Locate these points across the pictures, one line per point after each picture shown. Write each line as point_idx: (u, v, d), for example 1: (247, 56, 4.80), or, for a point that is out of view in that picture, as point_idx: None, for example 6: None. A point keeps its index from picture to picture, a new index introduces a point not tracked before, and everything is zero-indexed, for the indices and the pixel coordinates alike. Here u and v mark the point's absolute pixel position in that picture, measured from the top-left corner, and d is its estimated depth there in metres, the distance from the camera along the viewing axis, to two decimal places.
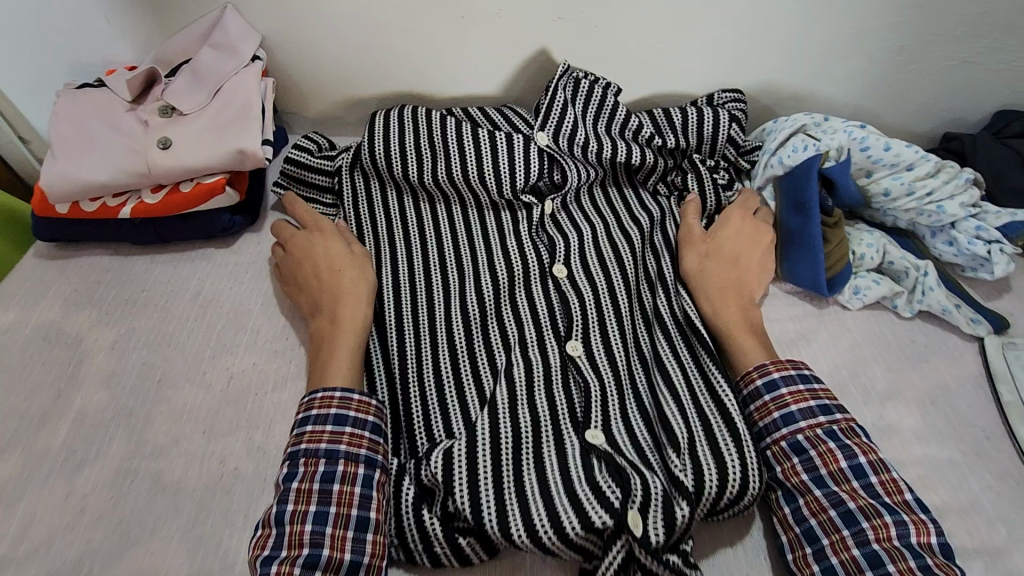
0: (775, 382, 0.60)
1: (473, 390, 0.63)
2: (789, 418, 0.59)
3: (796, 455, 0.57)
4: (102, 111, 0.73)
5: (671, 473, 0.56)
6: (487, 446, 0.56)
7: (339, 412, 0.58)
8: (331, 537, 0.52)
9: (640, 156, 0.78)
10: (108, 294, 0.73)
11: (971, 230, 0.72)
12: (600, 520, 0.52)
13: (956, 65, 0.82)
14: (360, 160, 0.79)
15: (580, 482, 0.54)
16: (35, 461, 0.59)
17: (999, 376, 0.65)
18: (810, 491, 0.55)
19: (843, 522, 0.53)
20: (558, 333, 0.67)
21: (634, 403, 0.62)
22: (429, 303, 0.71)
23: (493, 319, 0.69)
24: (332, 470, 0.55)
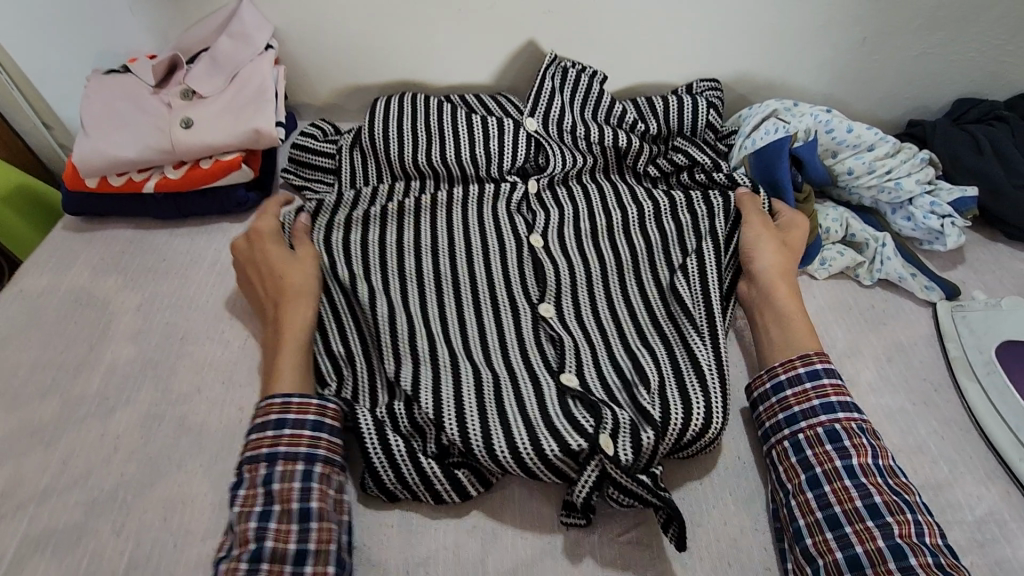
0: (818, 371, 0.63)
1: (456, 339, 0.69)
2: (828, 407, 0.61)
3: (831, 442, 0.59)
4: (128, 94, 0.80)
5: (639, 406, 0.62)
6: (473, 391, 0.63)
7: (279, 417, 0.59)
8: (276, 530, 0.55)
9: (624, 139, 0.85)
10: (132, 263, 0.79)
11: (926, 206, 0.79)
12: (577, 445, 0.59)
13: (917, 55, 0.88)
14: (360, 142, 0.86)
15: (558, 417, 0.61)
16: (72, 406, 0.66)
17: (948, 334, 0.71)
18: (839, 479, 0.57)
19: (868, 514, 0.55)
20: (534, 296, 0.72)
21: (606, 352, 0.68)
22: (412, 272, 0.74)
23: (477, 285, 0.73)
24: (274, 471, 0.57)
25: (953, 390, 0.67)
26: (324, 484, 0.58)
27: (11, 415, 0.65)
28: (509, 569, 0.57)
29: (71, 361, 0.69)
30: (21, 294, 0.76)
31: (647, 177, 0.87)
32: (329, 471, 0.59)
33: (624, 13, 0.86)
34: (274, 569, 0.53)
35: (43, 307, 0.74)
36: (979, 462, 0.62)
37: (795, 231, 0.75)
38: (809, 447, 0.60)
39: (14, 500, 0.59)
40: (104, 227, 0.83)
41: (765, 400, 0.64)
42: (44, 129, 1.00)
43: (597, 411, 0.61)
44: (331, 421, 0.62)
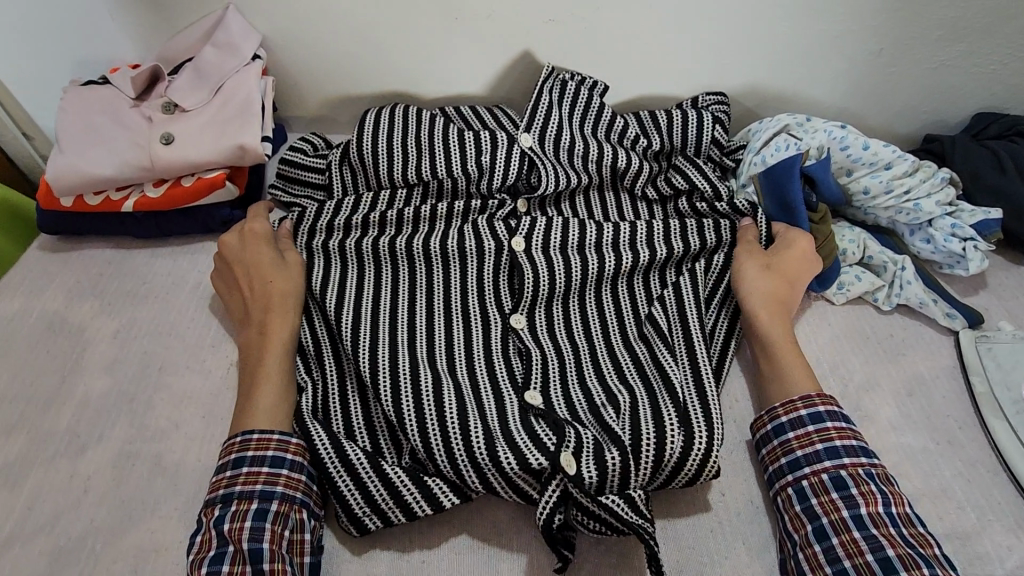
0: (821, 414, 0.59)
1: (424, 351, 0.66)
2: (833, 452, 0.57)
3: (837, 489, 0.55)
4: (106, 108, 0.76)
5: (607, 424, 0.59)
6: (434, 402, 0.60)
7: (238, 456, 0.57)
8: (227, 574, 0.52)
9: (623, 158, 0.81)
10: (110, 285, 0.75)
11: (947, 227, 0.75)
12: (536, 461, 0.56)
13: (935, 67, 0.84)
14: (348, 157, 0.82)
15: (518, 431, 0.58)
16: (41, 442, 0.62)
17: (971, 367, 0.67)
18: (848, 530, 0.53)
19: (880, 569, 0.51)
20: (506, 307, 0.71)
21: (577, 369, 0.65)
22: (384, 288, 0.71)
23: (451, 297, 0.71)
24: (227, 512, 0.54)
25: (979, 428, 0.63)
26: (277, 525, 0.54)
27: None
28: None
29: (42, 393, 0.65)
30: None
31: (647, 199, 0.83)
32: (285, 510, 0.55)
33: (628, 23, 0.82)
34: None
35: (15, 333, 0.70)
36: (1010, 509, 0.58)
37: (791, 252, 0.71)
38: (814, 495, 0.56)
39: None
40: (82, 247, 0.79)
41: (768, 444, 0.61)
42: (24, 139, 0.95)
43: (563, 428, 0.58)
44: (293, 456, 0.58)
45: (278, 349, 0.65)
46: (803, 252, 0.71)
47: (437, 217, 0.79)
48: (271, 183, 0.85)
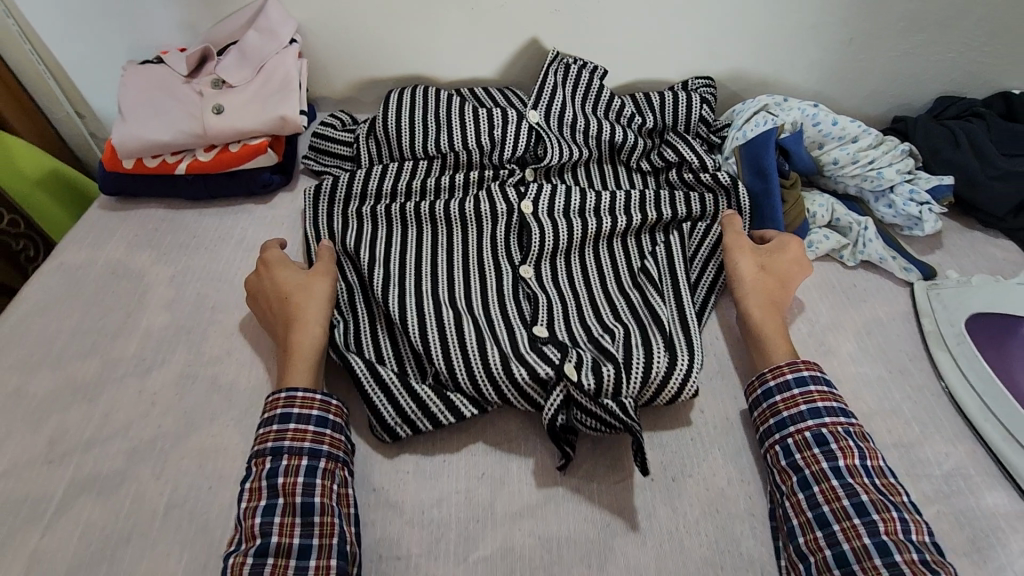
0: (805, 378, 0.65)
1: (445, 292, 0.76)
2: (815, 412, 0.63)
3: (818, 445, 0.61)
4: (162, 84, 0.85)
5: (603, 347, 0.69)
6: (455, 330, 0.70)
7: (285, 412, 0.63)
8: (280, 524, 0.57)
9: (620, 134, 0.91)
10: (165, 239, 0.85)
11: (906, 193, 0.84)
12: (545, 373, 0.65)
13: (900, 55, 0.94)
14: (374, 131, 0.92)
15: (529, 351, 0.68)
16: (112, 365, 0.71)
17: (922, 312, 0.76)
18: (827, 479, 0.59)
19: (855, 512, 0.57)
20: (516, 258, 0.81)
21: (578, 309, 0.75)
22: (408, 244, 0.82)
23: (469, 251, 0.81)
24: (279, 465, 0.60)
25: (927, 360, 0.73)
26: (326, 480, 0.60)
27: (57, 372, 0.70)
28: (516, 512, 0.61)
29: (110, 326, 0.75)
30: (62, 266, 0.81)
31: (641, 171, 0.93)
32: (331, 467, 0.61)
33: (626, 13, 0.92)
34: (279, 564, 0.56)
35: (83, 278, 0.80)
36: (948, 423, 0.67)
37: (785, 252, 0.77)
38: (798, 450, 0.62)
39: (61, 447, 0.64)
40: (139, 206, 0.89)
41: (758, 406, 0.67)
42: (77, 117, 1.09)
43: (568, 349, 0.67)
44: (335, 417, 0.65)
45: (309, 352, 0.68)
46: (796, 253, 0.78)
47: (457, 185, 0.89)
48: (304, 154, 0.95)
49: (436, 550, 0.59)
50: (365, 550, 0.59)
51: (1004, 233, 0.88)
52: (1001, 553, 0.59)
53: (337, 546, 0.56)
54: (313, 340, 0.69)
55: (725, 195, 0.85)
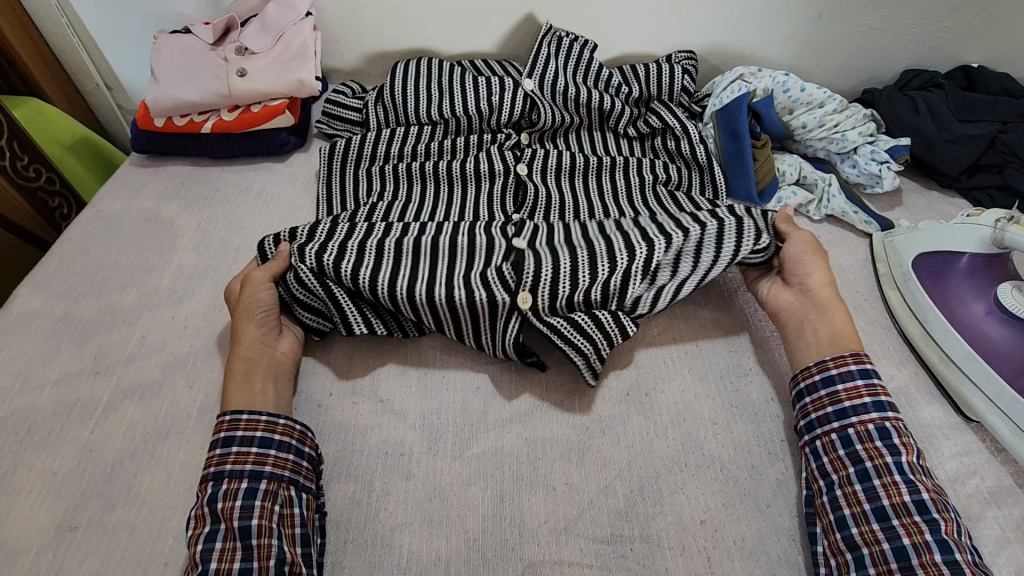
0: (869, 370, 0.65)
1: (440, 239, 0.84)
2: (880, 405, 0.63)
3: (881, 439, 0.61)
4: (189, 50, 0.93)
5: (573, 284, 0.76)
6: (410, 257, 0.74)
7: (228, 434, 0.62)
8: (220, 550, 0.56)
9: (608, 101, 0.98)
10: (191, 191, 0.94)
11: (868, 153, 0.93)
12: (503, 304, 0.72)
13: (866, 30, 1.02)
14: (382, 98, 1.00)
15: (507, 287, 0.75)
16: (148, 295, 0.80)
17: (878, 258, 0.84)
18: (890, 474, 0.60)
19: (916, 509, 0.58)
20: (510, 210, 0.89)
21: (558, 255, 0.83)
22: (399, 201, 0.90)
23: (465, 207, 0.89)
24: (220, 489, 0.59)
25: (880, 299, 0.81)
26: (268, 501, 0.60)
27: (98, 300, 0.79)
28: (505, 419, 0.69)
29: (145, 262, 0.84)
30: (100, 214, 0.90)
31: (629, 138, 1.01)
32: (274, 487, 0.61)
33: None
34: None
35: (120, 223, 0.89)
36: (895, 351, 0.76)
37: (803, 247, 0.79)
38: (859, 442, 0.62)
39: (105, 361, 0.73)
40: (168, 163, 0.98)
41: (814, 393, 0.66)
42: (104, 88, 1.15)
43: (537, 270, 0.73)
44: (281, 437, 0.64)
45: (240, 367, 0.67)
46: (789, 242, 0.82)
47: (456, 147, 0.97)
48: (317, 119, 1.03)
49: (436, 446, 0.67)
50: (371, 448, 0.67)
51: (960, 193, 0.95)
52: (935, 456, 0.67)
53: (275, 570, 0.56)
54: (243, 355, 0.68)
55: (700, 172, 0.93)
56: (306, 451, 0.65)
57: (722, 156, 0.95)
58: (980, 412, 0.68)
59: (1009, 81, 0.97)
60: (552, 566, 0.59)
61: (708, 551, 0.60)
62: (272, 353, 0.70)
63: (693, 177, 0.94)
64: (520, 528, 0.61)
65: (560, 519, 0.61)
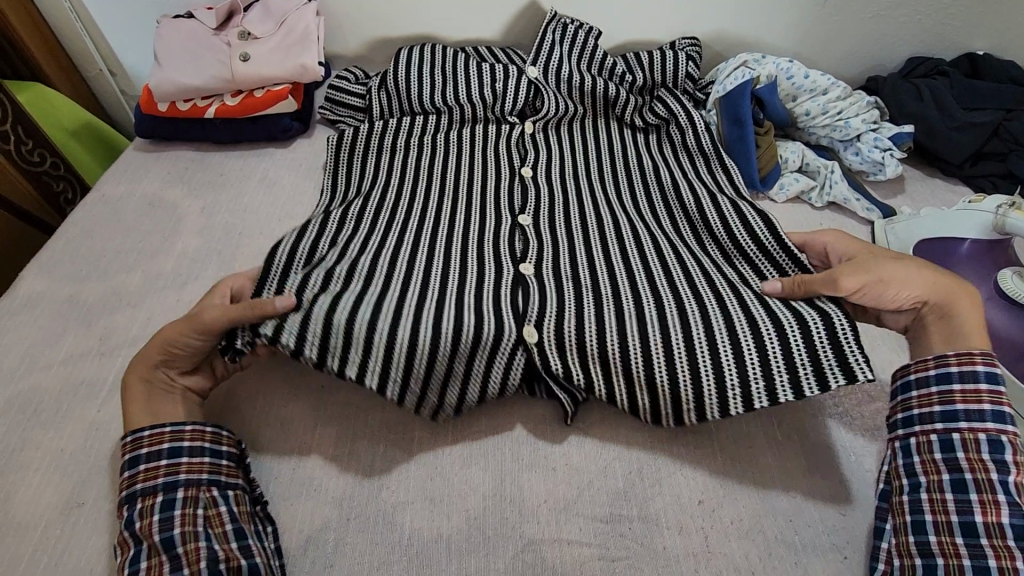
0: (998, 376, 0.56)
1: (439, 238, 0.79)
2: (999, 416, 0.55)
3: (991, 452, 0.54)
4: (194, 35, 0.93)
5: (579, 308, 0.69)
6: (388, 302, 0.67)
7: (131, 455, 0.59)
8: (147, 568, 0.54)
9: (612, 88, 0.99)
10: (195, 176, 0.94)
11: (871, 141, 0.92)
12: (509, 336, 0.66)
13: (871, 17, 1.02)
14: (385, 83, 1.00)
15: (507, 306, 0.69)
16: (152, 278, 0.80)
17: (878, 244, 0.84)
18: (992, 491, 0.53)
19: (1013, 533, 0.52)
20: (516, 208, 0.86)
21: (566, 259, 0.78)
22: (387, 213, 0.84)
23: (470, 208, 0.86)
24: (135, 510, 0.56)
25: None
26: (189, 508, 0.56)
27: (103, 282, 0.80)
28: (506, 403, 0.70)
29: (149, 246, 0.84)
30: (104, 197, 0.91)
31: (633, 125, 1.00)
32: (193, 493, 0.57)
33: None
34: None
35: (124, 208, 0.89)
36: (894, 335, 0.76)
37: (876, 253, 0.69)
38: (962, 449, 0.55)
39: (111, 343, 0.74)
40: (173, 148, 0.99)
41: (923, 387, 0.59)
42: (109, 75, 1.16)
43: (544, 302, 0.70)
44: (191, 442, 0.60)
45: (138, 388, 0.63)
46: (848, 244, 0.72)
47: (460, 139, 0.97)
48: (320, 105, 1.04)
49: (438, 429, 0.67)
50: (374, 429, 0.68)
51: (963, 181, 0.95)
52: None
53: (208, 570, 0.54)
54: (140, 375, 0.64)
55: (706, 161, 0.92)
56: (224, 449, 0.62)
57: (725, 143, 0.95)
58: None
59: (1014, 69, 0.97)
60: (551, 545, 0.59)
61: (706, 531, 0.60)
62: (174, 375, 0.65)
63: (700, 165, 0.92)
64: (521, 508, 0.61)
65: (559, 500, 0.62)
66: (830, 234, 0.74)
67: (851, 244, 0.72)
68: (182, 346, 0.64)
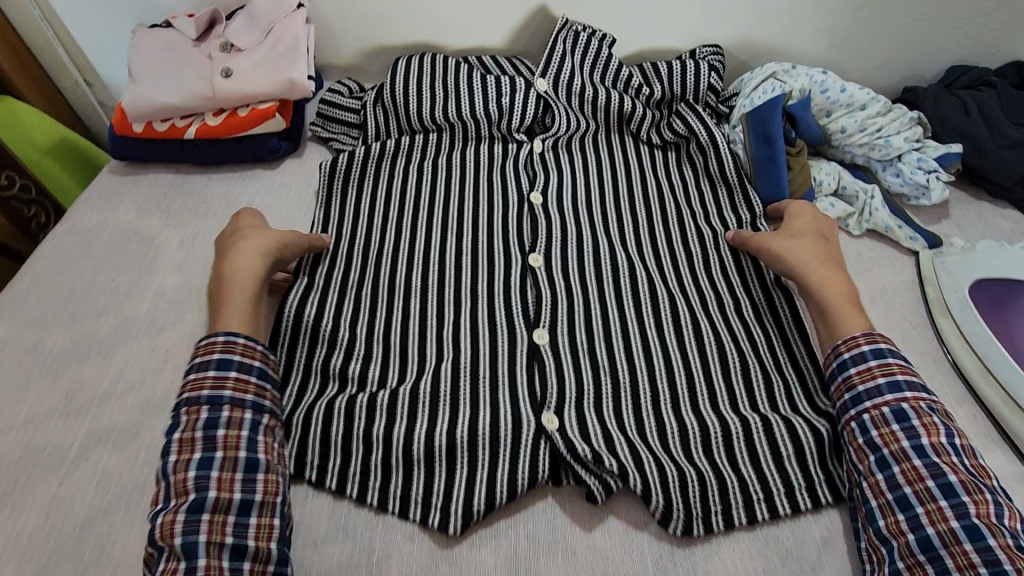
0: (883, 351, 0.61)
1: (449, 295, 0.74)
2: (894, 386, 0.59)
3: (898, 422, 0.57)
4: (171, 48, 0.85)
5: (600, 399, 0.65)
6: (401, 400, 0.64)
7: (224, 357, 0.60)
8: (218, 479, 0.55)
9: (628, 104, 0.91)
10: (173, 204, 0.86)
11: (914, 161, 0.85)
12: (527, 424, 0.62)
13: (910, 23, 0.94)
14: (381, 98, 0.92)
15: (521, 385, 0.65)
16: (125, 323, 0.73)
17: (927, 279, 0.77)
18: (909, 459, 0.55)
19: (942, 494, 0.53)
20: (526, 246, 0.79)
21: (582, 314, 0.72)
22: (390, 267, 0.77)
23: (477, 246, 0.80)
24: (219, 417, 0.57)
25: (931, 326, 0.74)
26: (270, 437, 0.59)
27: (70, 327, 0.72)
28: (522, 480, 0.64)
29: (123, 285, 0.77)
30: (74, 229, 0.83)
31: (652, 144, 0.93)
32: (273, 424, 0.60)
33: None
34: (216, 521, 0.53)
35: (96, 240, 0.81)
36: (947, 387, 0.69)
37: (802, 218, 0.76)
38: (874, 427, 0.58)
39: (77, 402, 0.66)
40: (150, 171, 0.90)
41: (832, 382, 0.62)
42: (85, 86, 1.08)
43: (562, 381, 0.66)
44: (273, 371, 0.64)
45: (251, 272, 0.68)
46: (814, 213, 0.77)
47: (465, 161, 0.90)
48: (311, 121, 0.95)
49: None
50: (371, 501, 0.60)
51: (1011, 204, 0.87)
52: None
53: (280, 507, 0.56)
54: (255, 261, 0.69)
55: (728, 191, 0.86)
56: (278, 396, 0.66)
57: (751, 163, 0.87)
58: (1006, 418, 0.65)
59: None
60: None
61: None
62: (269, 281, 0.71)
63: (721, 195, 0.85)
64: None
65: None
66: (794, 202, 0.79)
67: (800, 212, 0.77)
68: (290, 255, 0.73)
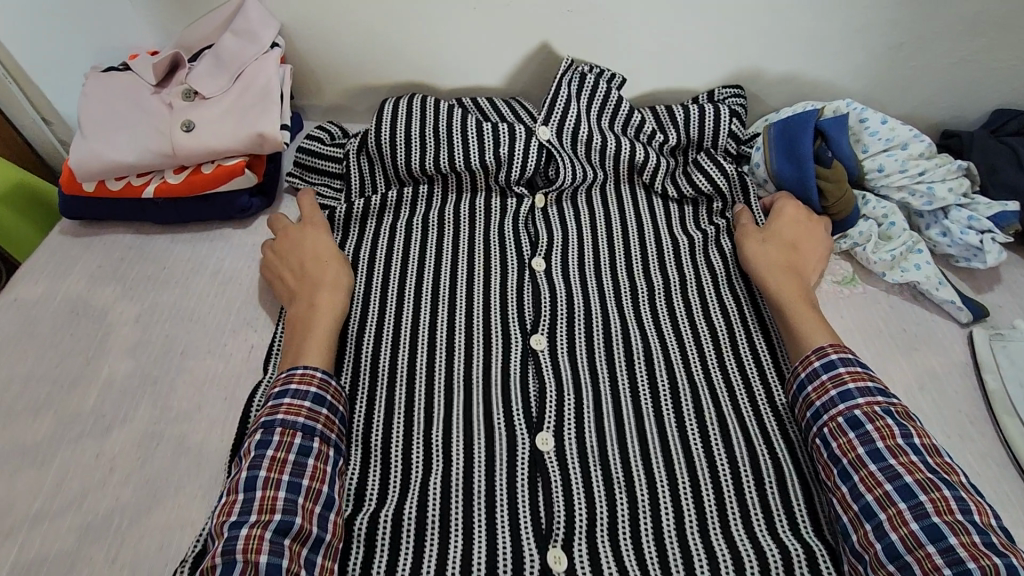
0: (834, 362, 0.60)
1: (441, 388, 0.65)
2: (846, 395, 0.58)
3: (853, 429, 0.56)
4: (128, 97, 0.76)
5: (613, 519, 0.57)
6: (386, 529, 0.56)
7: (320, 393, 0.59)
8: (303, 509, 0.53)
9: (641, 153, 0.81)
10: (129, 272, 0.77)
11: (964, 220, 0.76)
12: (530, 566, 0.54)
13: (953, 63, 0.84)
14: (366, 146, 0.82)
15: (523, 509, 0.57)
16: (68, 421, 0.64)
17: (986, 366, 0.68)
18: (865, 465, 0.55)
19: (900, 496, 0.52)
20: (527, 326, 0.70)
21: (592, 411, 0.64)
22: (373, 351, 0.68)
23: (470, 325, 0.70)
24: (311, 446, 0.56)
25: (992, 423, 0.65)
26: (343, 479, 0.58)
27: (4, 427, 0.63)
28: None
29: (69, 373, 0.68)
30: (15, 303, 0.73)
31: (668, 199, 0.82)
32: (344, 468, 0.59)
33: (638, 24, 0.83)
34: (294, 548, 0.51)
35: (39, 316, 0.72)
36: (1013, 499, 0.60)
37: (782, 217, 0.76)
38: (832, 439, 0.57)
39: (5, 522, 0.58)
40: (105, 231, 0.81)
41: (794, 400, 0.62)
42: (43, 125, 0.95)
43: (569, 505, 0.58)
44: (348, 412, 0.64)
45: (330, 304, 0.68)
46: (796, 213, 0.76)
47: (459, 218, 0.80)
48: (289, 171, 0.86)
49: None
50: None
51: None
52: None
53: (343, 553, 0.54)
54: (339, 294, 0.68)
55: None
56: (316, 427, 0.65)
57: (777, 180, 0.80)
58: None
59: None
60: None
61: None
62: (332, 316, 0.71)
63: None
64: None
65: None
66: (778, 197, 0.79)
67: (783, 209, 0.76)
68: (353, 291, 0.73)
